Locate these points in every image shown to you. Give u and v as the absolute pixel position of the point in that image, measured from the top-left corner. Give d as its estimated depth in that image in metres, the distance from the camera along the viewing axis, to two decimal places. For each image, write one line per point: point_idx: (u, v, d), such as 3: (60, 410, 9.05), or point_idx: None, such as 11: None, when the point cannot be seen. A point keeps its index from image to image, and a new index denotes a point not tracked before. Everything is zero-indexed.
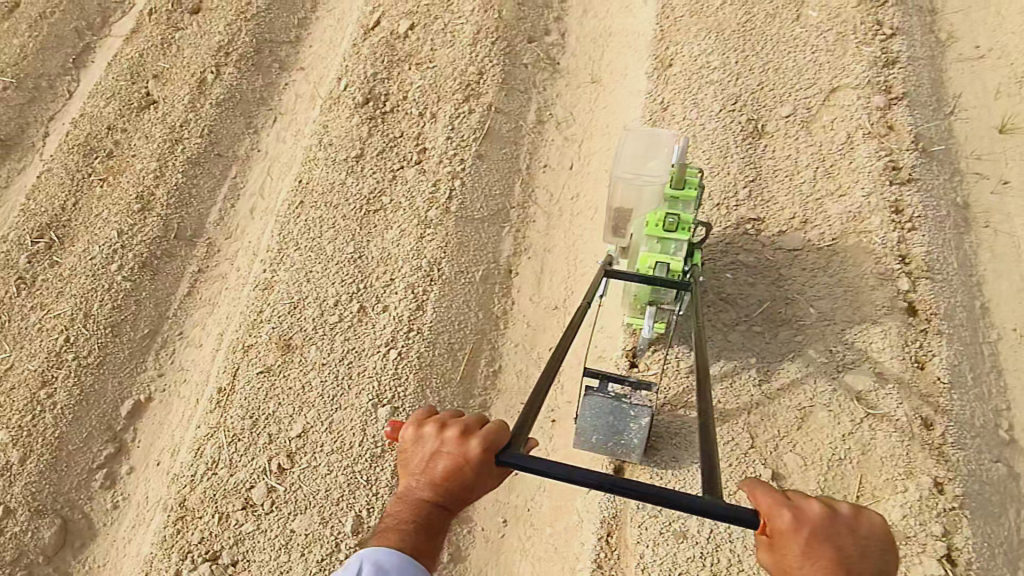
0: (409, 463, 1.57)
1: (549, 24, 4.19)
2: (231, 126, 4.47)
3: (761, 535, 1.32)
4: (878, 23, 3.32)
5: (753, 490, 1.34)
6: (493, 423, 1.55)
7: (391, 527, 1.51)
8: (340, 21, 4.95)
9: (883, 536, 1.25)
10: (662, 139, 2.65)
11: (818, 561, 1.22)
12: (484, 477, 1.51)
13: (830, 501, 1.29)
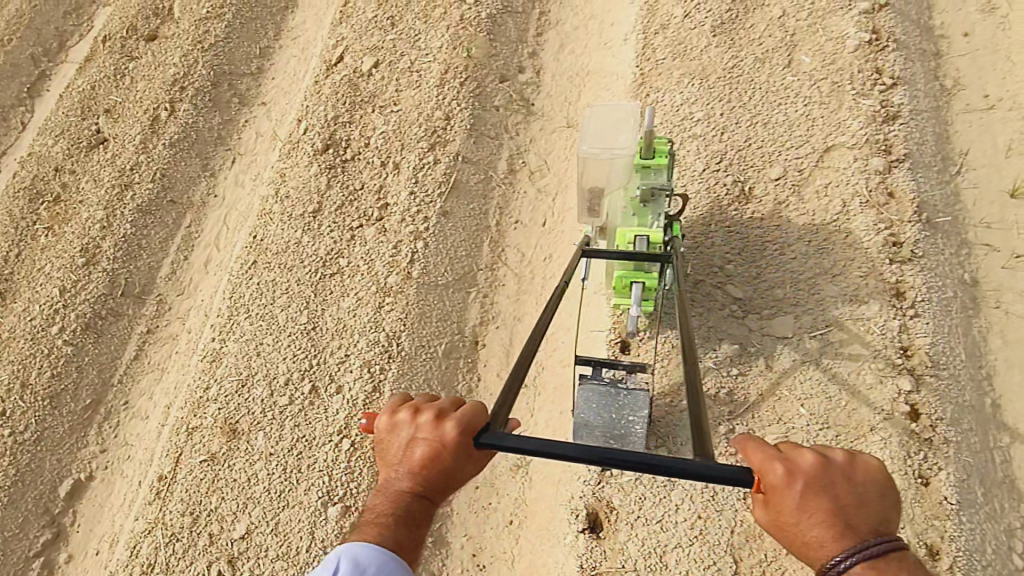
0: (388, 453, 1.41)
1: (522, 61, 3.96)
2: (186, 168, 4.19)
3: (752, 491, 1.20)
4: (878, 71, 3.03)
5: (744, 446, 1.21)
6: (472, 402, 1.37)
7: (370, 522, 1.34)
8: (305, 52, 4.67)
9: (878, 481, 1.15)
10: (625, 109, 2.51)
11: (815, 514, 1.11)
12: (466, 461, 1.34)
13: (821, 450, 1.19)
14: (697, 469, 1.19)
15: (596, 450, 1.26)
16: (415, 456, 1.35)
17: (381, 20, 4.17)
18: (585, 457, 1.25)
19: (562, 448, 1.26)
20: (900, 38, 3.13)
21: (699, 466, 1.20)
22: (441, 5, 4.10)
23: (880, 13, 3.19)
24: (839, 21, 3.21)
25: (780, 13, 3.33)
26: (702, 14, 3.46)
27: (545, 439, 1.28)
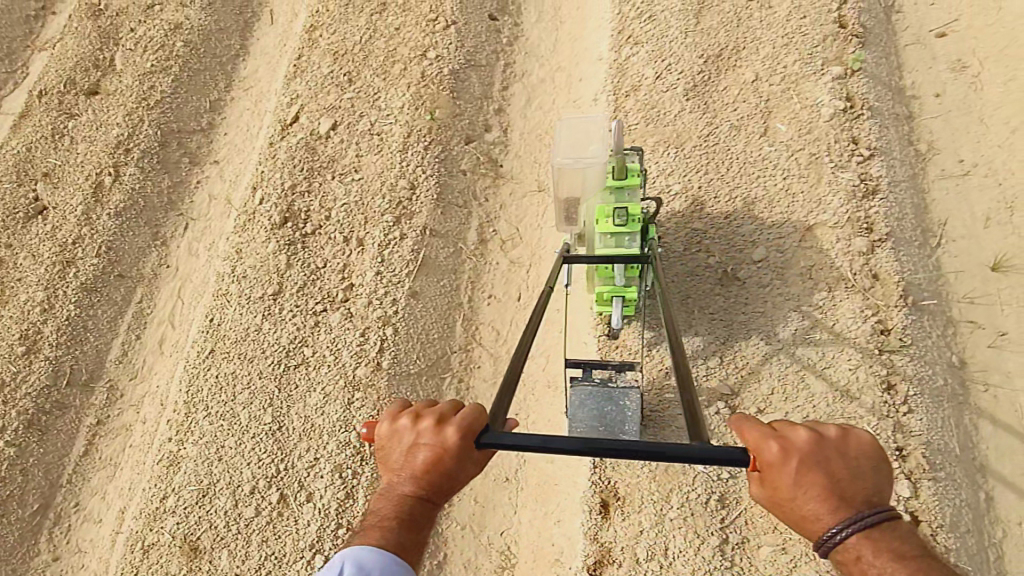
0: (389, 460, 1.47)
1: (489, 118, 3.79)
2: (135, 239, 3.94)
3: (751, 470, 1.29)
4: (854, 140, 2.97)
5: (740, 427, 1.30)
6: (470, 408, 1.45)
7: (373, 526, 1.37)
8: (259, 106, 4.44)
9: (869, 454, 1.24)
10: (595, 120, 2.62)
11: (811, 488, 1.20)
12: (466, 463, 1.42)
13: (813, 426, 1.27)
14: (693, 454, 1.31)
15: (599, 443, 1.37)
16: (418, 459, 1.41)
17: (337, 75, 3.95)
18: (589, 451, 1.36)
19: (568, 444, 1.37)
20: (875, 104, 3.06)
21: (695, 450, 1.32)
22: (400, 59, 3.90)
23: (853, 77, 3.11)
24: (812, 87, 3.13)
25: (752, 77, 3.23)
26: (674, 76, 3.34)
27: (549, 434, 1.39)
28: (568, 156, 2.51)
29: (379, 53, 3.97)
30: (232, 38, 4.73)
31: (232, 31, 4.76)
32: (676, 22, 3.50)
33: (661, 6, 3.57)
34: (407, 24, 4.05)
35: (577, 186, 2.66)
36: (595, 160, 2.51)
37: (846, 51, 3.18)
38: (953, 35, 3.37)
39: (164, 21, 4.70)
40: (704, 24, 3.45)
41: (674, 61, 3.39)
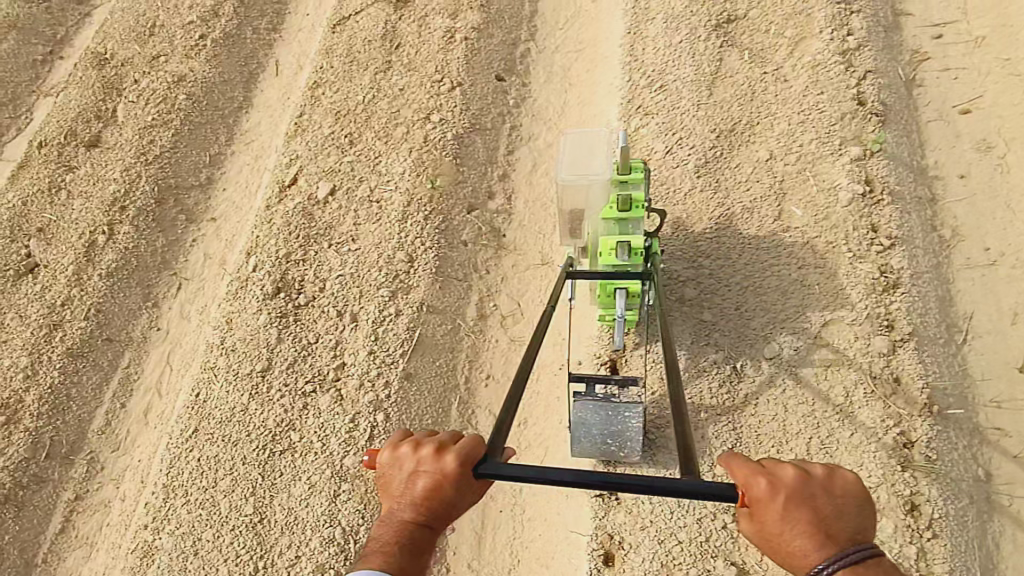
0: (388, 487, 1.42)
1: (492, 185, 3.67)
2: (125, 300, 3.84)
3: (739, 506, 1.27)
4: (873, 228, 2.80)
5: (727, 464, 1.30)
6: (471, 436, 1.43)
7: (372, 553, 1.33)
8: (259, 162, 4.35)
9: (856, 493, 1.23)
10: (599, 136, 2.71)
11: (798, 525, 1.18)
12: (466, 490, 1.39)
13: (802, 464, 1.26)
14: (682, 488, 1.29)
15: (592, 475, 1.36)
16: (420, 484, 1.37)
17: (338, 136, 3.84)
18: (583, 483, 1.35)
19: (562, 476, 1.37)
20: (896, 189, 2.89)
21: (684, 485, 1.29)
22: (402, 121, 3.79)
23: (873, 159, 2.95)
24: (830, 168, 2.97)
25: (767, 155, 3.08)
26: (684, 151, 3.20)
27: (543, 467, 1.38)
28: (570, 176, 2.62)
29: (381, 114, 3.86)
30: (236, 90, 4.66)
31: (235, 83, 4.68)
32: (687, 92, 3.37)
33: (672, 76, 3.45)
34: (411, 84, 3.93)
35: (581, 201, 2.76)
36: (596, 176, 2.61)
37: (865, 130, 3.03)
38: (978, 112, 3.20)
39: (167, 73, 4.63)
40: (716, 97, 3.32)
41: (683, 135, 3.25)
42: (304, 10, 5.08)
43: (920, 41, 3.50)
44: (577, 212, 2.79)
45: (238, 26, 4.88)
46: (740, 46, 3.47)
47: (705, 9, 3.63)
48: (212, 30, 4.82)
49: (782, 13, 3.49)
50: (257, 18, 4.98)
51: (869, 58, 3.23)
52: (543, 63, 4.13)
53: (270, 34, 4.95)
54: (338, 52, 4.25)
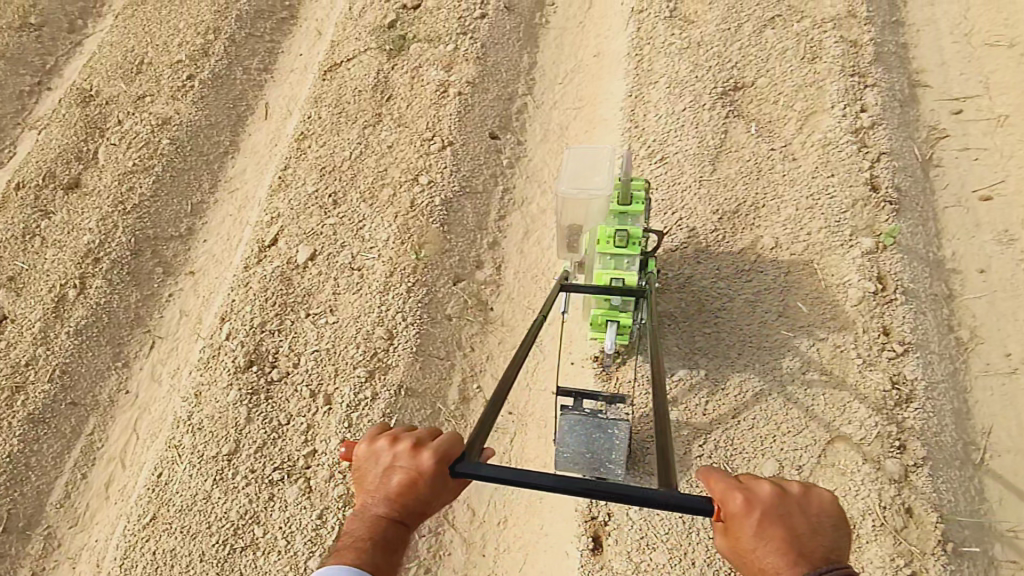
0: (364, 482, 1.48)
1: (481, 253, 3.47)
2: (93, 360, 3.65)
3: (715, 521, 1.32)
4: (885, 331, 2.59)
5: (708, 479, 1.34)
6: (447, 434, 1.49)
7: (346, 546, 1.37)
8: (242, 213, 4.17)
9: (830, 513, 1.28)
10: (602, 150, 2.63)
11: (770, 542, 1.23)
12: (440, 488, 1.44)
13: (777, 482, 1.32)
14: (664, 500, 1.30)
15: (574, 481, 1.36)
16: (394, 480, 1.43)
17: (321, 194, 3.66)
18: (560, 488, 1.34)
19: (544, 480, 1.35)
20: (911, 288, 2.69)
21: (665, 496, 1.31)
22: (388, 181, 3.60)
23: (886, 253, 2.75)
24: (840, 262, 2.76)
25: (772, 242, 2.88)
26: (684, 233, 3.00)
27: (524, 470, 1.38)
28: (570, 187, 2.53)
29: (368, 171, 3.68)
30: (222, 134, 4.49)
31: (222, 126, 4.52)
32: (690, 165, 3.18)
33: (673, 147, 3.26)
34: (400, 140, 3.75)
35: (580, 215, 2.68)
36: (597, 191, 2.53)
37: (879, 220, 2.83)
38: (999, 199, 3.00)
39: (151, 115, 4.46)
40: (718, 172, 3.12)
41: (684, 214, 3.05)
42: (298, 50, 4.92)
43: (938, 116, 3.31)
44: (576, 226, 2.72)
45: (228, 66, 4.72)
46: (746, 118, 3.28)
47: (710, 74, 3.44)
48: (201, 70, 4.66)
49: (791, 83, 3.30)
50: (248, 57, 4.82)
51: (882, 140, 3.04)
52: (540, 120, 3.94)
53: (261, 75, 4.79)
54: (327, 101, 4.07)
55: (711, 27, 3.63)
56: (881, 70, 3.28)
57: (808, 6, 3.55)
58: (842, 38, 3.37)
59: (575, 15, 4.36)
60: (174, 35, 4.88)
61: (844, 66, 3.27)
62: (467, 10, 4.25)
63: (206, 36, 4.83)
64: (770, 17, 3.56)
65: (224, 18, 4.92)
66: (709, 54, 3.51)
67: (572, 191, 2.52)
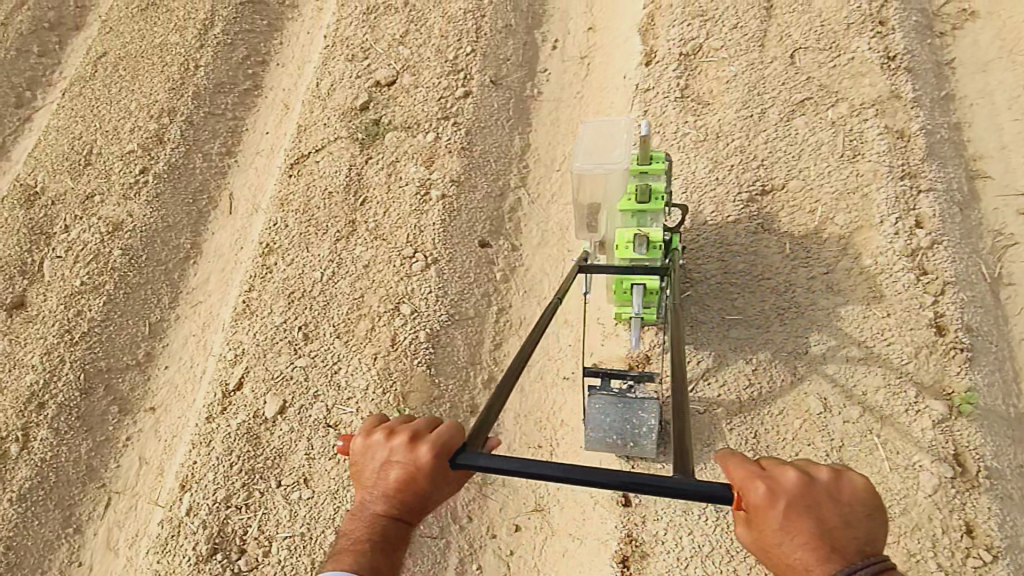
0: (362, 477, 1.46)
1: (476, 393, 3.01)
2: (41, 529, 3.19)
3: (737, 509, 1.22)
4: (970, 530, 2.13)
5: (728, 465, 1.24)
6: (444, 425, 1.42)
7: (348, 546, 1.39)
8: (206, 333, 3.70)
9: (864, 501, 1.17)
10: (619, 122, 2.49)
11: (798, 536, 1.13)
12: (439, 480, 1.40)
13: (805, 467, 1.21)
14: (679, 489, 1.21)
15: (582, 471, 1.28)
16: (390, 477, 1.40)
17: (290, 328, 3.20)
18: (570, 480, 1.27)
19: (548, 470, 1.29)
20: (994, 468, 2.22)
21: (677, 485, 1.23)
22: (366, 311, 3.14)
23: (961, 422, 2.28)
24: (904, 437, 2.30)
25: (820, 405, 2.41)
26: (712, 393, 2.53)
27: (527, 460, 1.31)
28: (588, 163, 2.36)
29: (342, 298, 3.21)
30: (182, 236, 4.00)
31: (182, 226, 4.03)
32: (716, 301, 2.70)
33: (692, 273, 2.78)
34: (376, 257, 3.27)
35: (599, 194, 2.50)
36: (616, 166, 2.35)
37: (949, 374, 2.35)
38: None
39: (100, 219, 3.97)
40: (748, 309, 2.66)
41: (711, 363, 2.59)
42: (263, 128, 4.42)
43: (1003, 216, 2.80)
44: (594, 206, 2.54)
45: (185, 154, 4.21)
46: (779, 232, 2.77)
47: (733, 178, 2.94)
48: (154, 161, 4.15)
49: (830, 189, 2.80)
50: (207, 141, 4.31)
51: (946, 264, 2.54)
52: (536, 218, 3.44)
53: (222, 160, 4.29)
54: (294, 205, 3.58)
55: (730, 113, 3.11)
56: (936, 169, 2.78)
57: (844, 85, 3.03)
58: (886, 128, 2.87)
59: (571, 86, 3.85)
60: (124, 118, 4.36)
61: (893, 166, 2.77)
62: (448, 88, 3.73)
63: (159, 119, 4.31)
64: (799, 99, 3.04)
65: (179, 97, 4.39)
66: (730, 150, 3.01)
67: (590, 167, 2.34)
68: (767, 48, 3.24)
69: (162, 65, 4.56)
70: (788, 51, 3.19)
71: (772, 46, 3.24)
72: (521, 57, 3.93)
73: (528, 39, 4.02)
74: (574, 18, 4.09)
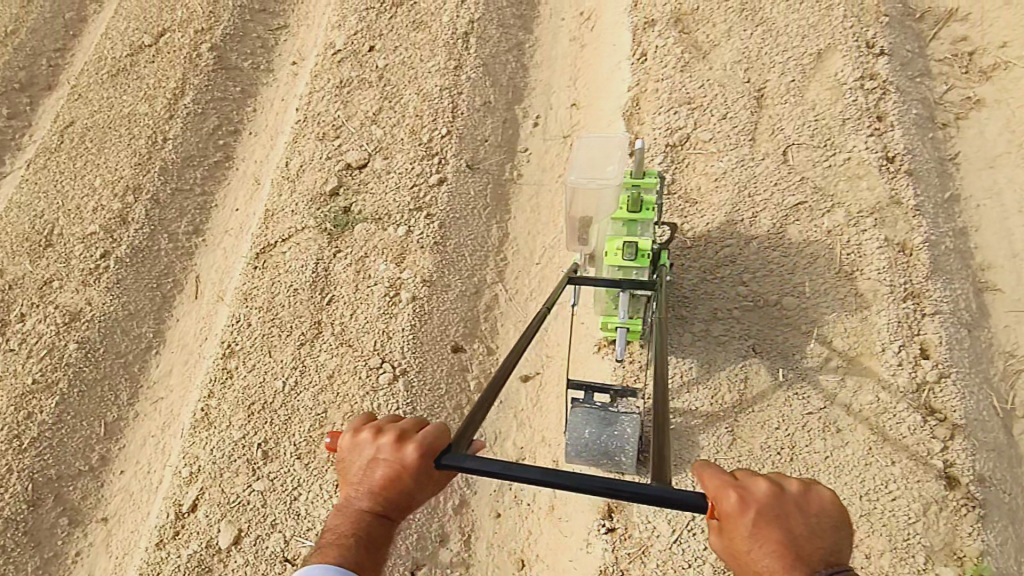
0: (348, 474, 1.42)
1: (446, 520, 2.78)
2: None
3: (710, 517, 1.22)
4: None
5: (702, 474, 1.24)
6: (431, 426, 1.40)
7: (330, 543, 1.33)
8: (165, 435, 3.46)
9: (830, 513, 1.17)
10: (614, 138, 2.53)
11: (766, 543, 1.13)
12: (424, 481, 1.37)
13: (774, 479, 1.21)
14: (654, 495, 1.21)
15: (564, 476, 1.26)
16: (376, 474, 1.36)
17: (249, 443, 2.97)
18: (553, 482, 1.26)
19: (532, 473, 1.27)
20: None
21: (656, 493, 1.21)
22: (329, 429, 2.93)
23: None
24: None
25: None
26: None
27: (510, 464, 1.29)
28: (580, 177, 2.40)
29: (304, 412, 2.99)
30: (144, 324, 3.78)
31: (144, 314, 3.81)
32: (703, 435, 2.48)
33: (676, 402, 2.56)
34: (341, 366, 3.06)
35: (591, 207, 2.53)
36: (610, 181, 2.39)
37: (961, 534, 2.13)
38: None
39: (57, 308, 3.75)
40: (738, 447, 2.43)
41: None
42: (232, 204, 4.21)
43: (1016, 335, 2.57)
44: (584, 220, 2.51)
45: (150, 234, 4.01)
46: (773, 357, 2.56)
47: (721, 293, 2.73)
48: (117, 244, 3.95)
49: (828, 309, 2.58)
50: (174, 220, 4.10)
51: (955, 403, 2.32)
52: (514, 318, 3.22)
53: (190, 240, 4.07)
54: (258, 301, 3.37)
55: (719, 216, 2.90)
56: (941, 287, 2.57)
57: (840, 189, 2.83)
58: (887, 240, 2.66)
59: (552, 168, 3.64)
60: (87, 195, 4.17)
61: (895, 285, 2.56)
62: (422, 175, 3.53)
63: (123, 197, 4.11)
64: (793, 203, 2.84)
65: (145, 172, 4.20)
66: (719, 260, 2.80)
67: (582, 180, 2.39)
68: (758, 142, 3.05)
69: (129, 137, 4.37)
70: (780, 147, 3.00)
71: (763, 140, 3.04)
72: (500, 137, 3.73)
73: (508, 116, 3.82)
74: (557, 93, 3.89)
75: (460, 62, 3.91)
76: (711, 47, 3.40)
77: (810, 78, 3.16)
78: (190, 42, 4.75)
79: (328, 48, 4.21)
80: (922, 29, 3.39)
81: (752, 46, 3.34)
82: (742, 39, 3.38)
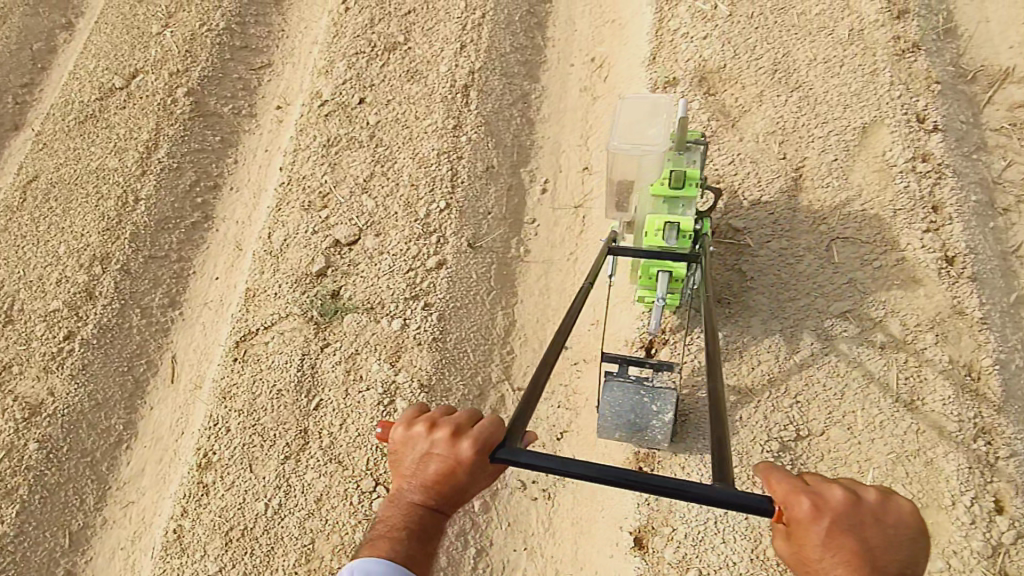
0: (399, 463, 1.24)
1: None
2: None
3: (776, 521, 1.06)
4: None
5: (768, 474, 1.08)
6: (487, 420, 1.19)
7: (382, 534, 1.21)
8: (136, 548, 3.13)
9: (913, 526, 1.00)
10: (657, 97, 2.33)
11: (838, 553, 0.98)
12: (481, 478, 1.19)
13: (850, 484, 1.04)
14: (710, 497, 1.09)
15: (620, 473, 1.14)
16: (428, 471, 1.18)
17: None
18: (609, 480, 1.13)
19: (589, 472, 1.15)
20: None
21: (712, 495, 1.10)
22: (317, 564, 2.61)
23: None
24: None
25: None
26: None
27: (566, 460, 1.17)
28: (621, 142, 2.24)
29: (290, 542, 2.67)
30: (113, 416, 3.43)
31: (114, 403, 3.46)
32: None
33: None
34: (330, 487, 2.74)
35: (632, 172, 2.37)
36: (652, 146, 2.23)
37: None
38: None
39: (16, 399, 3.40)
40: None
41: None
42: (211, 273, 3.85)
43: None
44: (626, 183, 2.38)
45: (120, 310, 3.65)
46: None
47: (760, 419, 2.41)
48: (82, 323, 3.59)
49: (885, 447, 2.28)
50: (147, 292, 3.75)
51: None
52: None
53: (165, 314, 3.72)
54: (237, 402, 3.00)
55: (756, 322, 2.58)
56: (1014, 421, 2.26)
57: (894, 295, 2.50)
58: (949, 362, 2.35)
59: (563, 243, 3.28)
60: (51, 264, 3.80)
61: (961, 420, 2.25)
62: (418, 256, 3.18)
63: (90, 268, 3.75)
64: (840, 312, 2.52)
65: (115, 239, 3.83)
66: (757, 376, 2.48)
67: (622, 145, 2.23)
68: (797, 233, 2.71)
69: (97, 197, 3.99)
70: (822, 241, 2.67)
71: (803, 232, 2.71)
72: (505, 207, 3.38)
73: (514, 181, 3.46)
74: (566, 154, 3.53)
75: (460, 121, 3.54)
76: (740, 113, 3.04)
77: (854, 157, 2.81)
78: (164, 86, 4.35)
79: (314, 98, 3.82)
80: (975, 92, 3.03)
81: (788, 115, 2.98)
82: (775, 106, 3.02)
